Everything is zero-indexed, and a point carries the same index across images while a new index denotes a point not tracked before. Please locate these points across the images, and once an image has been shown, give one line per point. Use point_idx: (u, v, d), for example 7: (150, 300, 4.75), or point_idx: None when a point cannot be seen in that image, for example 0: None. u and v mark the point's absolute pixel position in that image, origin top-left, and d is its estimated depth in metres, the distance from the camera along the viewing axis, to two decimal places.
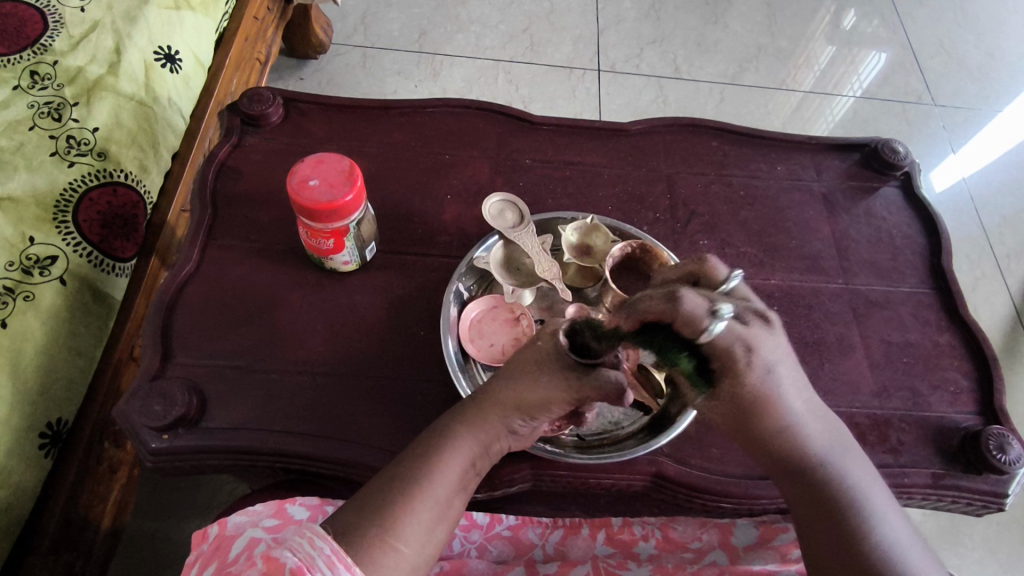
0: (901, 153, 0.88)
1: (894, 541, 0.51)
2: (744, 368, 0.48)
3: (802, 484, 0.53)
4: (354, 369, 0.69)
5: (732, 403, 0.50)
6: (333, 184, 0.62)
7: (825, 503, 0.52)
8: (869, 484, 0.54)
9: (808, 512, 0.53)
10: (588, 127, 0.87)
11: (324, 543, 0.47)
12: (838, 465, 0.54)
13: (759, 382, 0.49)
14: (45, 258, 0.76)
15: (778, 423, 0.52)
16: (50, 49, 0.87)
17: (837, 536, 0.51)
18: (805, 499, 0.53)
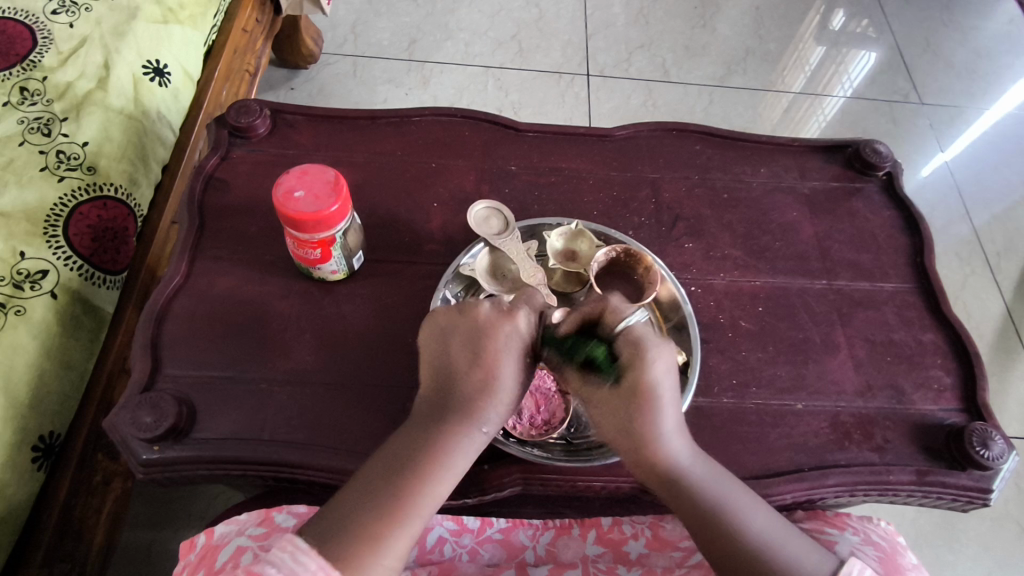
0: (883, 153, 0.89)
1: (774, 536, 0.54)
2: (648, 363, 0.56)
3: (681, 499, 0.57)
4: (343, 378, 0.69)
5: (625, 396, 0.56)
6: (318, 196, 0.63)
7: (707, 513, 0.55)
8: (733, 488, 0.57)
9: (702, 524, 0.56)
10: (573, 133, 0.88)
11: (309, 560, 0.48)
12: (703, 477, 0.57)
13: (657, 383, 0.56)
14: (35, 273, 0.77)
15: (657, 420, 0.56)
16: (39, 65, 0.88)
17: (720, 542, 0.54)
18: (685, 508, 0.56)
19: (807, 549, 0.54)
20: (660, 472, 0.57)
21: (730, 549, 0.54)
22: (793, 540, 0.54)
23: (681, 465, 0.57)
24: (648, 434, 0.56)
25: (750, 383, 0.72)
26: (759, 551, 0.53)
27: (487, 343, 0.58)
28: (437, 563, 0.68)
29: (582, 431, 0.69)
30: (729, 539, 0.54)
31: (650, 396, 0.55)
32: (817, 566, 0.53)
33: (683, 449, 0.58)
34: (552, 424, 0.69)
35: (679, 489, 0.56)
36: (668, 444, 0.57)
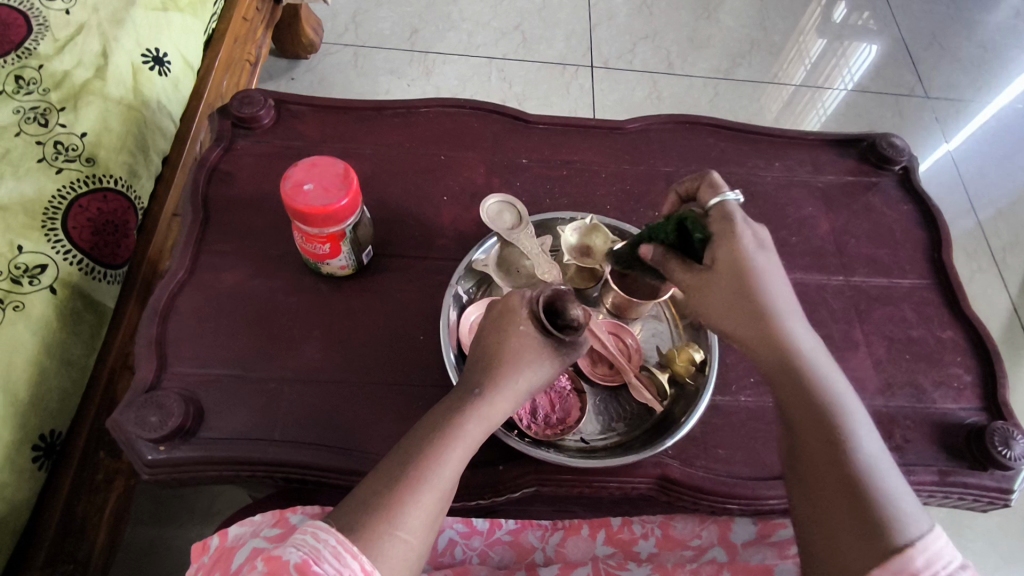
0: (899, 147, 0.87)
1: (876, 465, 0.48)
2: (739, 234, 0.57)
3: (797, 400, 0.52)
4: (352, 376, 0.68)
5: (725, 270, 0.56)
6: (327, 189, 0.61)
7: (822, 417, 0.50)
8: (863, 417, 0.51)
9: (812, 420, 0.51)
10: (585, 125, 0.86)
11: (328, 536, 0.46)
12: (835, 386, 0.52)
13: (750, 252, 0.56)
14: (34, 267, 0.74)
15: (761, 297, 0.54)
16: (34, 53, 0.85)
17: (824, 450, 0.49)
18: (800, 410, 0.52)
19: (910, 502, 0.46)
20: (779, 364, 0.53)
21: (833, 462, 0.48)
22: (897, 478, 0.48)
23: (808, 363, 0.53)
24: (744, 312, 0.55)
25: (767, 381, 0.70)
26: (863, 474, 0.47)
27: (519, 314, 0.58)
28: (448, 566, 0.66)
29: (597, 431, 0.68)
30: (834, 450, 0.49)
31: (752, 267, 0.55)
32: (911, 519, 0.45)
33: (816, 351, 0.54)
34: (567, 424, 0.67)
35: (798, 386, 0.52)
36: (793, 336, 0.54)
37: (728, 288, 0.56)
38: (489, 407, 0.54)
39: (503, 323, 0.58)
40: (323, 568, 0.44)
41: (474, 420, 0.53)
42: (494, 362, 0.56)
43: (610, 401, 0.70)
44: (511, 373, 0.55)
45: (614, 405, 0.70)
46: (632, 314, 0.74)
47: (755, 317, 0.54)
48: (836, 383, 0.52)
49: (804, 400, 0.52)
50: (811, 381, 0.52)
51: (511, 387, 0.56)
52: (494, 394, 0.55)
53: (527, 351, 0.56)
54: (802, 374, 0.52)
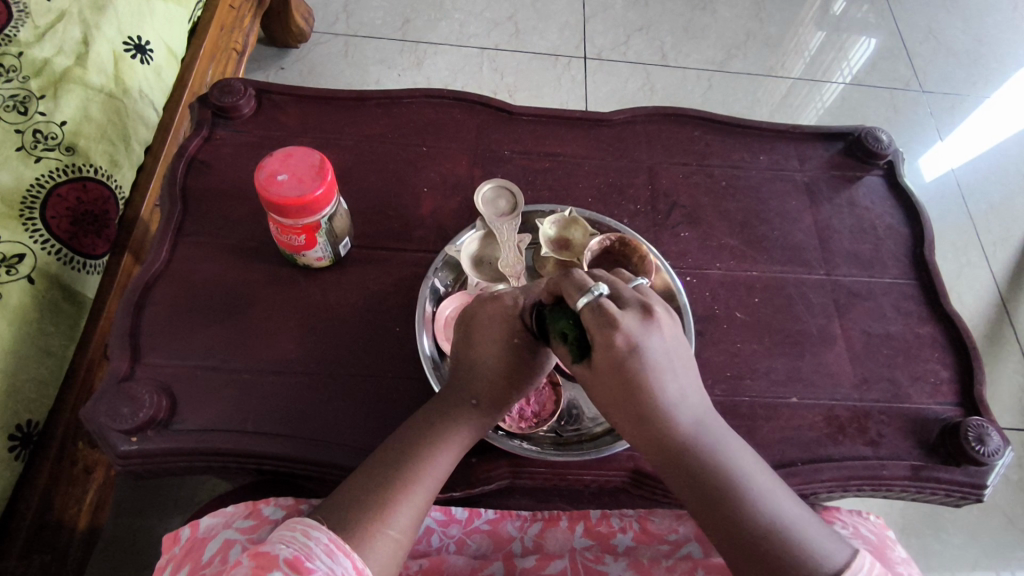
0: (884, 141, 0.86)
1: (789, 528, 0.46)
2: (615, 329, 0.47)
3: (695, 488, 0.48)
4: (328, 368, 0.67)
5: (606, 366, 0.48)
6: (302, 179, 0.61)
7: (724, 502, 0.47)
8: (761, 475, 0.49)
9: (705, 496, 0.48)
10: (568, 117, 0.86)
11: (320, 533, 0.46)
12: (728, 461, 0.49)
13: (627, 348, 0.47)
14: (11, 256, 0.74)
15: (643, 391, 0.48)
16: (14, 39, 0.83)
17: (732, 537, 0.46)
18: (697, 500, 0.48)
19: (827, 539, 0.46)
20: (662, 445, 0.50)
21: (749, 548, 0.45)
22: (814, 529, 0.47)
23: (696, 443, 0.49)
24: (627, 407, 0.49)
25: (744, 375, 0.70)
26: (776, 546, 0.45)
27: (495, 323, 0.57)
28: (424, 554, 0.66)
29: (572, 424, 0.68)
30: (745, 537, 0.46)
31: (630, 360, 0.47)
32: (829, 553, 0.45)
33: (703, 425, 0.50)
34: (541, 417, 0.67)
35: (690, 475, 0.49)
36: (680, 416, 0.49)
37: (614, 383, 0.49)
38: (482, 416, 0.58)
39: (478, 333, 0.58)
40: (316, 565, 0.44)
41: (464, 427, 0.57)
42: (480, 374, 0.58)
43: (587, 394, 0.70)
44: (505, 387, 0.58)
45: (590, 398, 0.70)
46: None
47: (643, 413, 0.49)
48: (727, 453, 0.49)
49: (692, 477, 0.49)
50: (703, 462, 0.49)
51: (499, 398, 0.59)
52: (483, 404, 0.58)
53: (523, 364, 0.58)
54: (695, 459, 0.49)
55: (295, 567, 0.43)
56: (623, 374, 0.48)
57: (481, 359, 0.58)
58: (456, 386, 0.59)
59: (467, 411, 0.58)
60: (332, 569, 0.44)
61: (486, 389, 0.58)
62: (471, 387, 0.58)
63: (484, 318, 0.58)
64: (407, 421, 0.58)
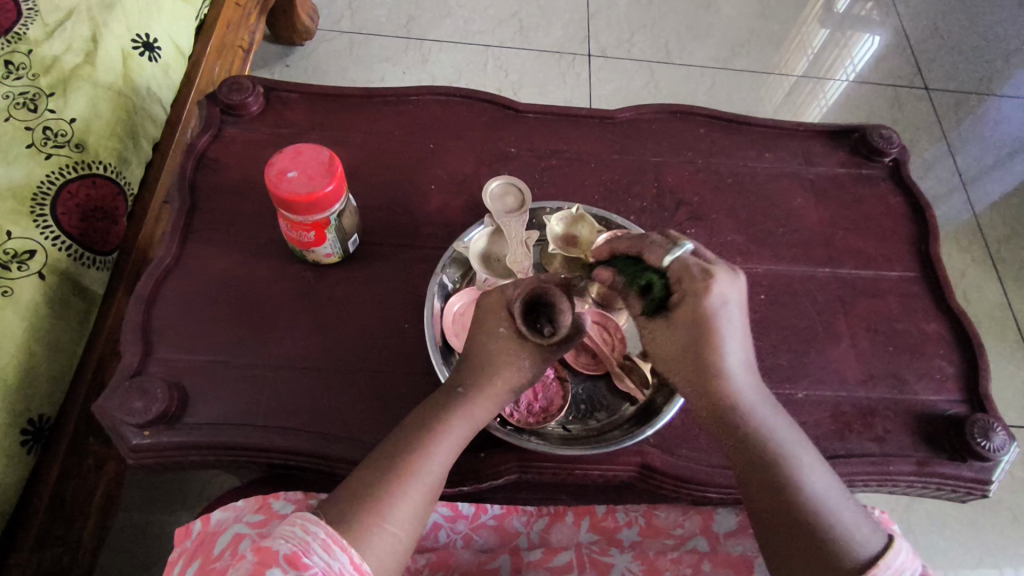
0: (890, 139, 0.87)
1: (825, 501, 0.50)
2: (703, 286, 0.53)
3: (745, 446, 0.52)
4: (338, 363, 0.68)
5: (684, 322, 0.54)
6: (312, 176, 0.61)
7: (774, 468, 0.51)
8: (805, 449, 0.53)
9: (753, 461, 0.52)
10: (574, 114, 0.86)
11: (317, 528, 0.47)
12: (773, 430, 0.53)
13: (712, 309, 0.53)
14: (23, 253, 0.74)
15: (710, 352, 0.53)
16: (24, 37, 0.84)
17: (779, 500, 0.50)
18: (745, 459, 0.52)
19: (861, 524, 0.49)
20: (721, 408, 0.53)
21: (789, 509, 0.49)
22: (847, 507, 0.50)
23: (752, 411, 0.53)
24: (690, 362, 0.54)
25: None
26: (814, 513, 0.49)
27: (500, 318, 0.58)
28: (432, 549, 0.67)
29: (580, 420, 0.69)
30: (788, 500, 0.50)
31: (713, 319, 0.53)
32: (863, 538, 0.48)
33: (759, 394, 0.54)
34: (549, 412, 0.68)
35: (742, 434, 0.52)
36: (740, 388, 0.53)
37: (687, 339, 0.54)
38: (473, 404, 0.57)
39: (484, 330, 0.59)
40: (313, 560, 0.45)
41: (460, 418, 0.56)
42: (479, 364, 0.58)
43: (594, 390, 0.70)
44: (493, 374, 0.57)
45: (598, 393, 0.70)
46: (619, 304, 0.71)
47: (707, 373, 0.53)
48: (776, 427, 0.53)
49: (745, 445, 0.52)
50: (755, 426, 0.53)
51: (495, 385, 0.57)
52: (480, 392, 0.57)
53: (508, 354, 0.57)
54: (745, 420, 0.53)
55: (292, 564, 0.44)
56: (704, 329, 0.53)
57: (482, 352, 0.58)
58: (455, 379, 0.59)
59: (457, 399, 0.57)
60: (329, 565, 0.45)
61: (488, 378, 0.57)
62: (468, 377, 0.58)
63: (489, 315, 0.59)
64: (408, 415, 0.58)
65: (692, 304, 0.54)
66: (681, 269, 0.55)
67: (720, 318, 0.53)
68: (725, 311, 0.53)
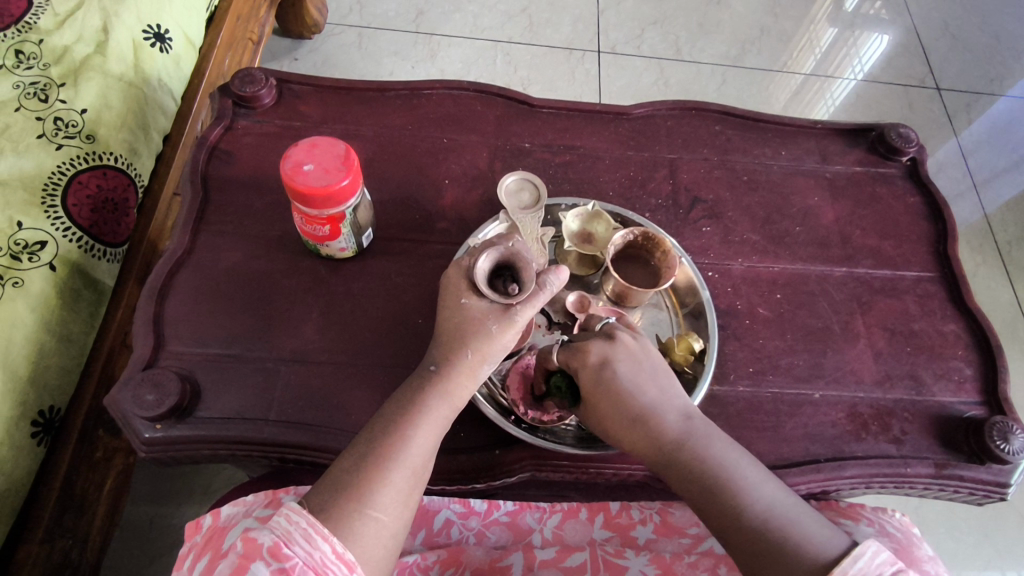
0: (908, 138, 0.86)
1: (776, 512, 0.49)
2: (584, 350, 0.58)
3: (692, 484, 0.53)
4: (351, 359, 0.67)
5: (590, 390, 0.58)
6: (327, 170, 0.61)
7: (718, 495, 0.51)
8: (747, 465, 0.53)
9: (700, 493, 0.52)
10: (589, 110, 0.85)
11: (299, 517, 0.46)
12: (714, 453, 0.53)
13: (597, 371, 0.57)
14: (34, 244, 0.74)
15: (619, 404, 0.56)
16: (34, 27, 0.84)
17: (731, 526, 0.50)
18: (694, 493, 0.53)
19: (816, 526, 0.48)
20: (658, 452, 0.55)
21: (739, 530, 0.49)
22: (803, 514, 0.49)
23: (685, 446, 0.54)
24: (620, 420, 0.57)
25: (767, 370, 0.70)
26: (762, 526, 0.48)
27: (461, 288, 0.56)
28: (444, 545, 0.66)
29: None
30: (738, 522, 0.49)
31: (610, 374, 0.57)
32: (817, 540, 0.47)
33: (691, 425, 0.56)
34: (563, 410, 0.66)
35: (685, 471, 0.53)
36: (668, 427, 0.56)
37: (606, 401, 0.57)
38: (446, 379, 0.55)
39: (450, 300, 0.56)
40: (294, 550, 0.45)
41: (435, 394, 0.54)
42: (453, 340, 0.56)
43: None
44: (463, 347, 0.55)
45: None
46: (634, 303, 0.70)
47: (640, 419, 0.56)
48: (719, 452, 0.54)
49: (688, 481, 0.53)
50: (697, 457, 0.53)
51: (474, 359, 0.55)
52: (457, 368, 0.55)
53: (473, 321, 0.55)
54: (686, 454, 0.54)
55: (274, 555, 0.44)
56: (606, 386, 0.57)
57: (454, 323, 0.56)
58: (432, 356, 0.57)
59: (429, 377, 0.55)
60: (311, 554, 0.45)
61: (461, 350, 0.55)
62: (445, 353, 0.56)
63: (451, 287, 0.57)
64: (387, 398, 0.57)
65: (585, 367, 0.58)
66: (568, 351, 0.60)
67: (615, 367, 0.57)
68: (621, 359, 0.58)
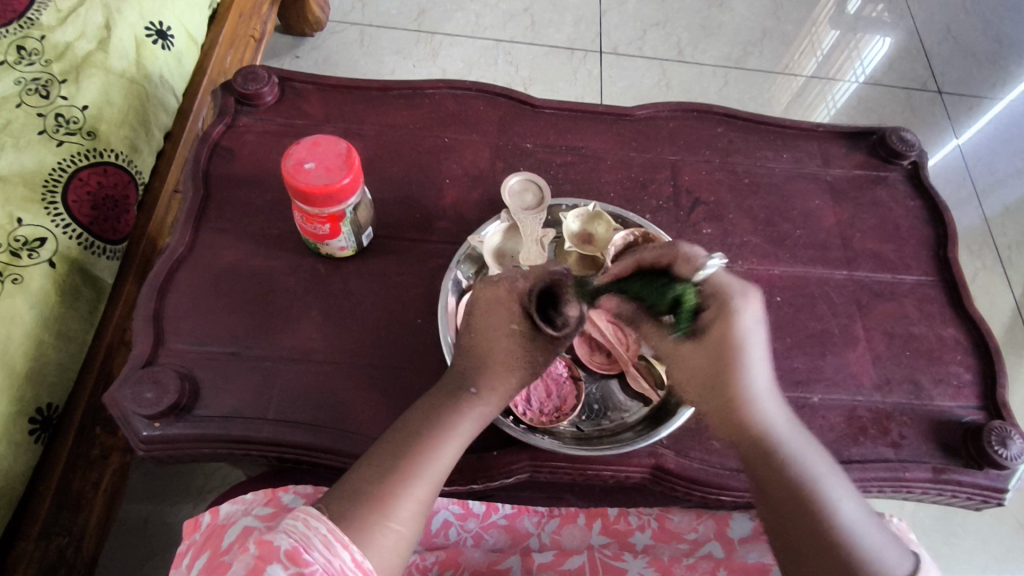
0: (909, 141, 0.86)
1: (854, 527, 0.47)
2: (733, 308, 0.52)
3: (777, 474, 0.50)
4: (350, 358, 0.67)
5: (712, 345, 0.53)
6: (329, 168, 0.61)
7: (801, 494, 0.48)
8: (836, 477, 0.50)
9: (775, 489, 0.49)
10: (591, 111, 0.85)
11: (319, 523, 0.46)
12: (806, 457, 0.50)
13: (740, 331, 0.52)
14: (33, 240, 0.74)
15: (745, 380, 0.52)
16: (37, 23, 0.83)
17: (809, 527, 0.47)
18: (777, 485, 0.49)
19: (889, 549, 0.46)
20: (748, 433, 0.52)
21: (818, 537, 0.46)
22: (878, 533, 0.47)
23: (778, 434, 0.51)
24: (718, 387, 0.53)
25: None
26: (843, 539, 0.46)
27: (509, 311, 0.58)
28: (442, 547, 0.66)
29: (593, 419, 0.68)
30: (820, 529, 0.47)
31: (740, 338, 0.52)
32: (890, 562, 0.45)
33: (787, 421, 0.53)
34: (563, 411, 0.67)
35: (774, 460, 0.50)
36: (763, 414, 0.52)
37: (711, 361, 0.53)
38: (483, 404, 0.56)
39: (490, 326, 0.58)
40: (313, 556, 0.44)
41: (469, 418, 0.55)
42: (487, 363, 0.57)
43: (607, 389, 0.70)
44: (506, 373, 0.57)
45: (611, 393, 0.70)
46: None
47: (734, 394, 0.52)
48: (802, 450, 0.51)
49: (769, 472, 0.50)
50: (784, 457, 0.50)
51: (506, 387, 0.57)
52: (488, 392, 0.57)
53: (518, 349, 0.57)
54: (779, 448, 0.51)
55: (292, 560, 0.44)
56: (726, 349, 0.52)
57: (490, 348, 0.58)
58: (460, 375, 0.58)
59: (467, 398, 0.56)
60: (329, 560, 0.44)
61: (494, 375, 0.57)
62: (477, 375, 0.57)
63: (494, 310, 0.58)
64: (409, 410, 0.57)
65: (718, 322, 0.53)
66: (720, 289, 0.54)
67: (749, 338, 0.53)
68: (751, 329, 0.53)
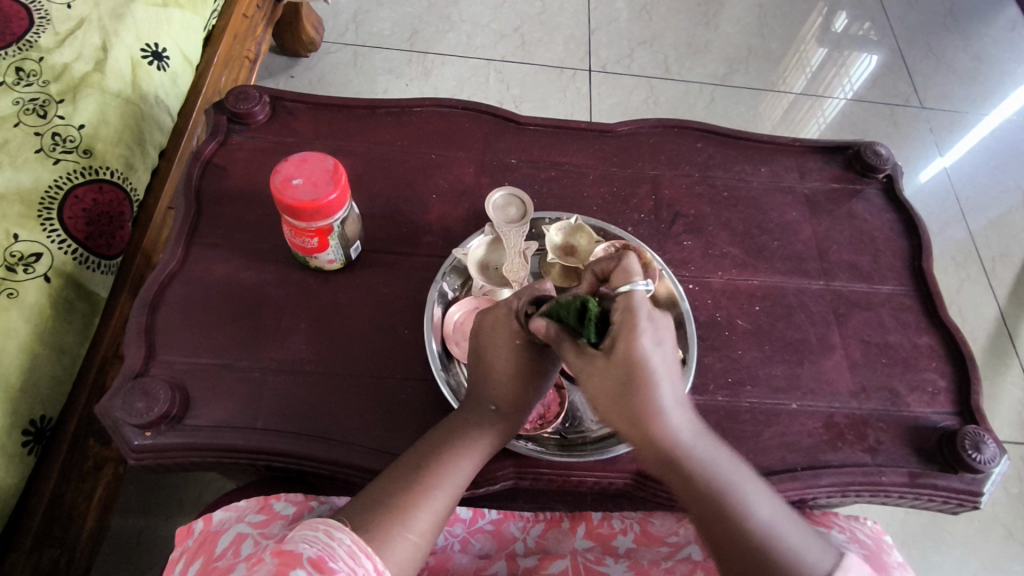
0: (883, 155, 0.88)
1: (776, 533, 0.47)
2: (638, 331, 0.49)
3: (689, 493, 0.49)
4: (338, 368, 0.69)
5: (617, 370, 0.50)
6: (316, 183, 0.63)
7: (718, 503, 0.48)
8: (749, 480, 0.50)
9: (689, 497, 0.49)
10: (574, 127, 0.88)
11: (343, 535, 0.47)
12: (718, 465, 0.50)
13: (644, 357, 0.49)
14: (29, 255, 0.75)
15: (648, 399, 0.49)
16: (35, 45, 0.86)
17: (728, 535, 0.47)
18: (687, 496, 0.49)
19: (809, 547, 0.47)
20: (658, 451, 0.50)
21: (740, 546, 0.47)
22: (801, 536, 0.47)
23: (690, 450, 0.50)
24: (629, 417, 0.50)
25: (745, 381, 0.72)
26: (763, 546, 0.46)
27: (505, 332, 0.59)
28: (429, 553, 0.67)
29: (575, 426, 0.69)
30: (739, 538, 0.47)
31: (644, 367, 0.49)
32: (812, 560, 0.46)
33: (698, 429, 0.51)
34: (546, 419, 0.69)
35: (680, 475, 0.49)
36: (674, 428, 0.50)
37: (618, 385, 0.50)
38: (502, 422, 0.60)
39: (492, 343, 0.60)
40: (338, 565, 0.44)
41: (487, 433, 0.59)
42: (496, 380, 0.60)
43: None
44: (521, 392, 0.60)
45: None
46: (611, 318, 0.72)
47: (637, 416, 0.50)
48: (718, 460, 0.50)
49: (680, 481, 0.50)
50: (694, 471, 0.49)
51: (524, 403, 0.61)
52: (507, 409, 0.60)
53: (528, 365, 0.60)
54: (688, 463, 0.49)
55: (318, 567, 0.43)
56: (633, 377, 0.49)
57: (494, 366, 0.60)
58: (476, 394, 0.61)
59: (486, 416, 0.59)
60: (354, 570, 0.45)
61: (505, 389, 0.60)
62: (492, 393, 0.60)
63: (498, 331, 0.60)
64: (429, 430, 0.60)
65: (622, 348, 0.49)
66: (633, 308, 0.50)
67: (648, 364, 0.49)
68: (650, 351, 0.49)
